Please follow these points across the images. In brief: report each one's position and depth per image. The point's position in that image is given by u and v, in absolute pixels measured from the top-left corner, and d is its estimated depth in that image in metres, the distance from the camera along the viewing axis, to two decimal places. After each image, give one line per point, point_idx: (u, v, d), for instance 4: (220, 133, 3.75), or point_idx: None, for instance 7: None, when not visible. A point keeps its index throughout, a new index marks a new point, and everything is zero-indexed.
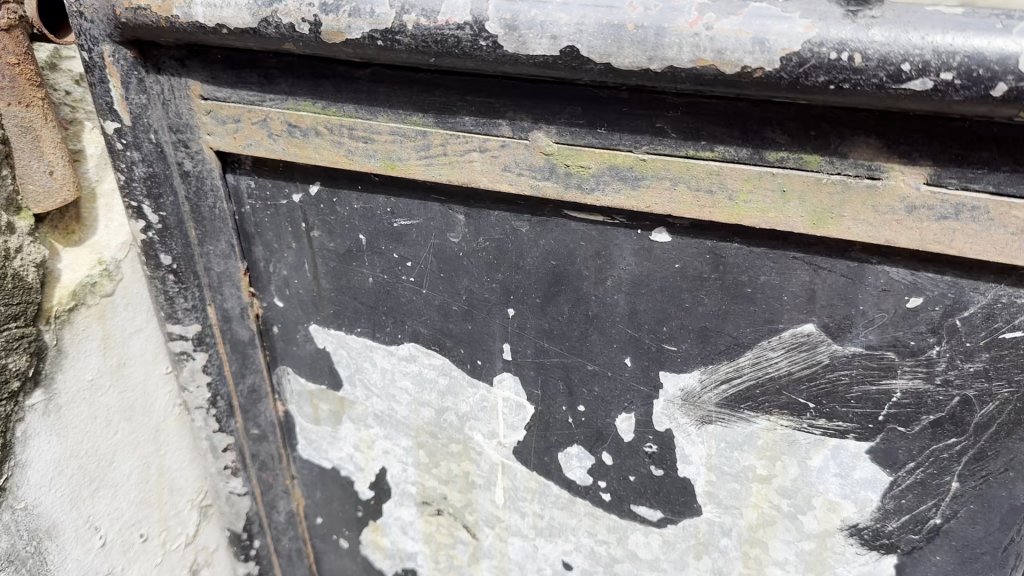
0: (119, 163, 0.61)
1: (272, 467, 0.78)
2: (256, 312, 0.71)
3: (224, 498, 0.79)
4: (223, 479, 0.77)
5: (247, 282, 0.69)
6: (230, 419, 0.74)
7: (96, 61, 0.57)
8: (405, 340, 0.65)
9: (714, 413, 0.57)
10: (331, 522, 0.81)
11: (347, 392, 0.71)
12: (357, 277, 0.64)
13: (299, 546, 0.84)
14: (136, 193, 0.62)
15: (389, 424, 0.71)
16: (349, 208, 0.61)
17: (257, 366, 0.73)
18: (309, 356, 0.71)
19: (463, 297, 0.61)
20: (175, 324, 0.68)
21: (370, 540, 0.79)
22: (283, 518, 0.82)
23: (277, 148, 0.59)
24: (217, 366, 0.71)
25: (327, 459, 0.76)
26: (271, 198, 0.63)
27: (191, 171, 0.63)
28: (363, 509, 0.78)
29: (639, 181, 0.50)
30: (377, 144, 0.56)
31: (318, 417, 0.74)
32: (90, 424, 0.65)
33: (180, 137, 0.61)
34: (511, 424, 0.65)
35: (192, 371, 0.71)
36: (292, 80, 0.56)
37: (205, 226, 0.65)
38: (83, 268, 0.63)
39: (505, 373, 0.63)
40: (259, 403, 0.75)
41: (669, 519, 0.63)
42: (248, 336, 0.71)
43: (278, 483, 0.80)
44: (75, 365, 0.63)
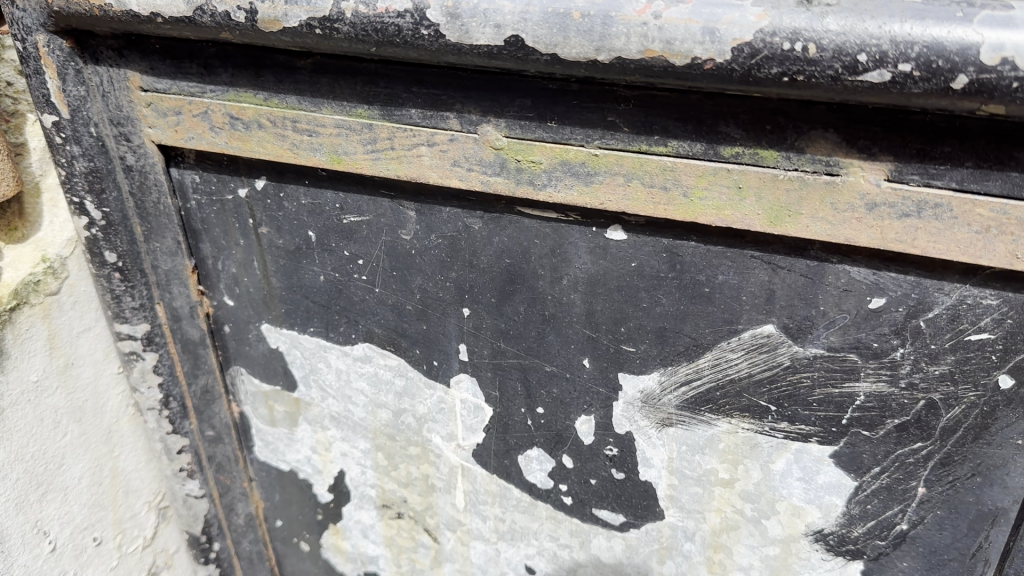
0: (60, 157, 0.58)
1: (229, 469, 0.76)
2: (206, 310, 0.69)
3: (181, 501, 0.76)
4: (179, 482, 0.75)
5: (196, 280, 0.67)
6: (184, 421, 0.72)
7: (31, 52, 0.54)
8: (359, 340, 0.63)
9: (674, 416, 0.55)
10: (290, 527, 0.79)
11: (303, 392, 0.69)
12: (309, 275, 0.62)
13: (259, 549, 0.82)
14: (78, 188, 0.60)
15: (346, 426, 0.69)
16: (297, 204, 0.58)
17: (210, 366, 0.71)
18: (263, 356, 0.68)
19: (416, 296, 0.59)
20: (123, 323, 0.66)
21: (332, 544, 0.77)
22: (242, 520, 0.79)
23: (220, 142, 0.56)
24: (168, 367, 0.69)
25: (285, 462, 0.74)
26: (217, 194, 0.61)
27: (134, 166, 0.60)
28: (323, 512, 0.75)
29: (592, 176, 0.48)
30: (323, 137, 0.53)
31: (274, 419, 0.72)
32: (37, 427, 0.63)
33: (122, 130, 0.59)
34: (469, 426, 0.63)
35: (143, 371, 0.68)
36: (232, 70, 0.53)
37: (150, 223, 0.63)
38: (25, 266, 0.61)
39: (461, 374, 0.61)
40: (214, 404, 0.73)
41: (632, 523, 0.62)
42: (198, 335, 0.69)
43: (236, 485, 0.78)
44: (20, 367, 0.61)
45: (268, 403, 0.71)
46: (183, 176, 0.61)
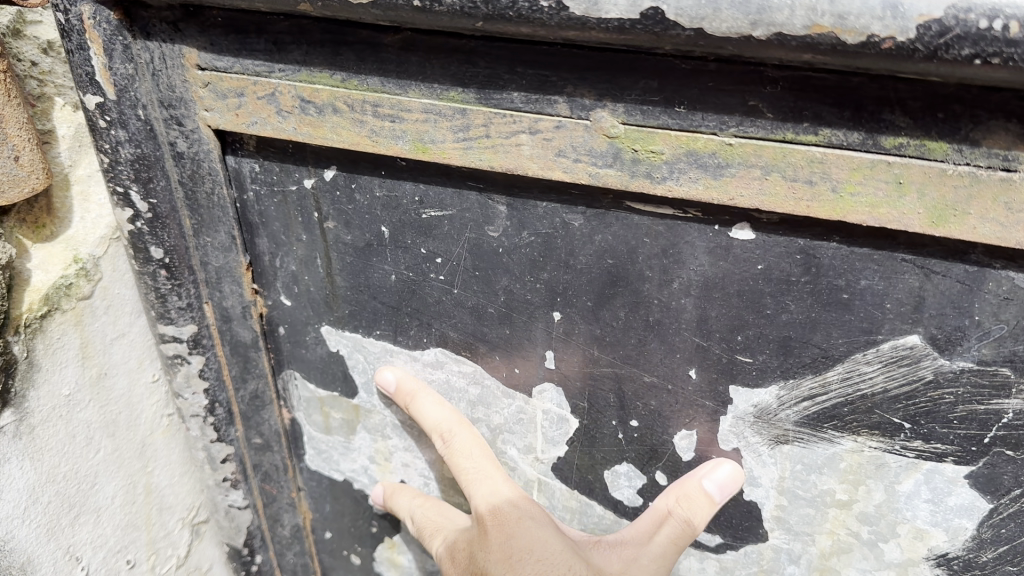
0: (103, 144, 0.52)
1: (276, 478, 0.71)
2: (260, 310, 0.62)
3: (223, 511, 0.72)
4: (222, 491, 0.70)
5: (250, 278, 0.61)
6: (230, 427, 0.67)
7: (76, 25, 0.48)
8: (431, 344, 0.58)
9: (791, 432, 0.50)
10: (340, 539, 0.74)
11: (363, 400, 0.64)
12: (378, 274, 0.56)
13: (305, 561, 0.76)
14: (123, 177, 0.54)
15: (409, 435, 0.64)
16: (369, 196, 0.53)
17: (260, 371, 0.65)
18: (321, 360, 0.63)
19: (501, 299, 0.53)
20: (168, 324, 0.60)
21: (386, 557, 0.73)
22: (288, 531, 0.74)
23: (287, 128, 0.50)
24: (215, 371, 0.63)
25: (339, 471, 0.70)
26: (277, 184, 0.55)
27: (186, 153, 0.54)
28: (378, 524, 0.71)
29: (724, 169, 0.42)
30: (406, 123, 0.47)
31: (329, 426, 0.67)
32: (67, 445, 0.57)
33: (172, 114, 0.52)
34: (551, 438, 0.58)
35: (188, 375, 0.63)
36: (306, 47, 0.47)
37: (201, 216, 0.57)
38: (56, 267, 0.55)
39: (546, 383, 0.55)
40: (263, 410, 0.67)
41: (728, 545, 0.57)
42: (250, 337, 0.63)
43: (282, 495, 0.72)
44: (50, 379, 0.55)
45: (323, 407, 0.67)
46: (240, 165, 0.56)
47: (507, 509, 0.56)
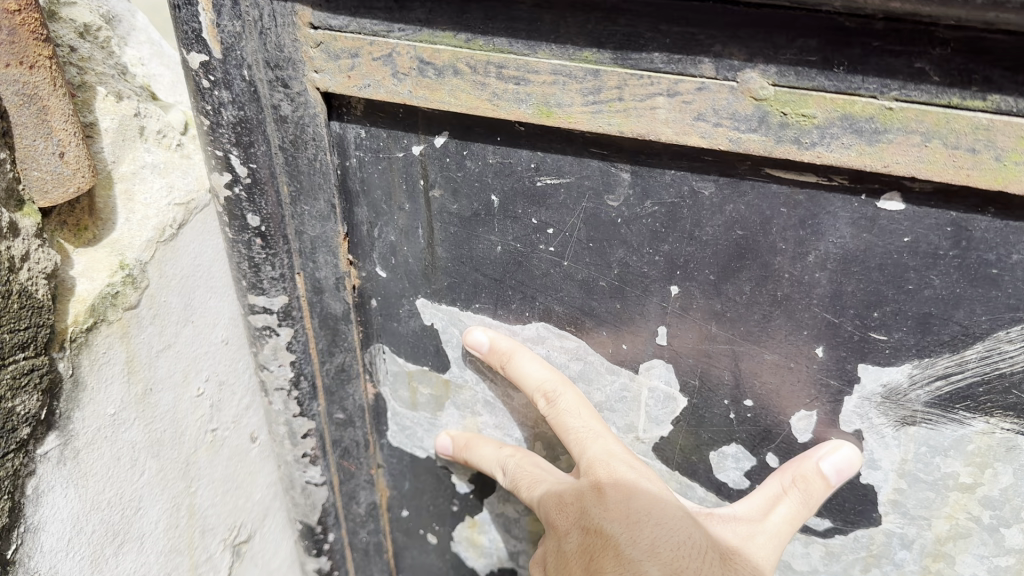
0: (205, 104, 0.51)
1: (355, 455, 0.70)
2: (352, 282, 0.61)
3: (300, 488, 0.70)
4: (300, 467, 0.68)
5: (345, 249, 0.59)
6: (313, 402, 0.65)
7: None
8: (532, 319, 0.56)
9: (920, 413, 0.49)
10: (418, 517, 0.73)
11: (454, 376, 0.63)
12: (483, 245, 0.55)
13: (378, 540, 0.75)
14: (223, 140, 0.52)
15: (500, 412, 0.63)
16: (482, 163, 0.51)
17: (349, 344, 0.63)
18: (413, 335, 0.63)
19: (614, 272, 0.51)
20: (259, 295, 0.59)
21: (465, 537, 0.71)
22: (363, 509, 0.73)
23: (402, 91, 0.48)
24: (303, 343, 0.62)
25: (422, 449, 0.69)
26: (383, 151, 0.54)
27: (290, 117, 0.52)
28: (459, 504, 0.70)
29: (880, 135, 0.40)
30: (533, 86, 0.45)
31: (416, 402, 0.66)
32: (114, 468, 0.51)
33: (279, 75, 0.51)
34: (654, 417, 0.57)
35: (275, 348, 0.61)
36: (430, 5, 0.45)
37: (301, 182, 0.55)
38: (102, 273, 0.48)
39: (654, 360, 0.54)
40: (347, 385, 0.66)
41: (838, 529, 0.55)
42: (341, 309, 0.61)
43: (360, 472, 0.71)
44: (96, 400, 0.48)
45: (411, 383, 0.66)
46: (346, 131, 0.54)
47: (624, 465, 0.52)
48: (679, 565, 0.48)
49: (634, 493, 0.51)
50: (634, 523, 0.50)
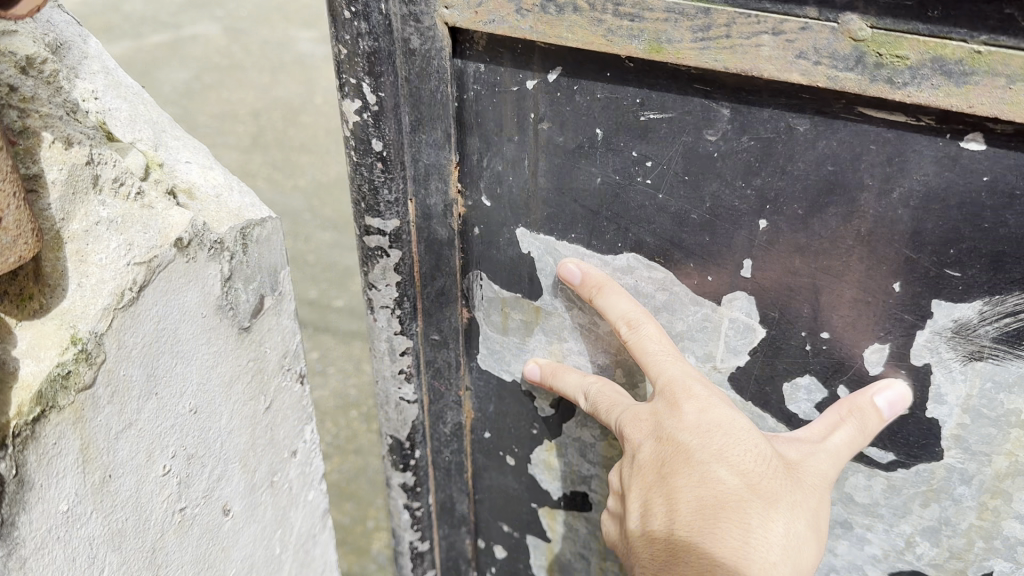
0: (345, 34, 0.57)
1: (446, 376, 0.76)
2: (459, 211, 0.66)
3: (392, 405, 0.76)
4: (395, 384, 0.75)
5: (456, 177, 0.64)
6: (412, 322, 0.71)
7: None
8: (625, 249, 0.61)
9: (987, 349, 0.52)
10: (497, 440, 0.79)
11: (545, 304, 0.68)
12: (584, 177, 0.59)
13: (460, 459, 0.82)
14: (357, 69, 0.58)
15: (586, 339, 0.68)
16: (591, 98, 0.56)
17: (451, 268, 0.69)
18: (509, 263, 0.67)
19: (706, 205, 0.56)
20: (374, 217, 0.65)
21: (542, 460, 0.77)
22: (449, 428, 0.79)
23: (524, 26, 0.54)
24: (408, 266, 0.68)
25: (508, 373, 0.74)
26: (499, 86, 0.59)
27: (418, 49, 0.58)
28: (539, 427, 0.75)
29: (967, 77, 0.44)
30: (646, 23, 0.50)
31: (506, 327, 0.71)
32: (69, 563, 0.47)
33: (412, 10, 0.57)
34: (733, 347, 0.61)
35: (385, 268, 0.68)
36: None
37: (422, 111, 0.61)
38: (50, 353, 0.45)
39: (738, 292, 0.58)
40: (446, 308, 0.71)
41: (901, 463, 0.59)
42: (447, 235, 0.67)
43: (450, 393, 0.77)
44: (48, 492, 0.45)
45: (502, 308, 0.70)
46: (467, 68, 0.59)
47: (700, 384, 0.57)
48: (748, 472, 0.53)
49: (709, 409, 0.56)
50: (707, 435, 0.55)
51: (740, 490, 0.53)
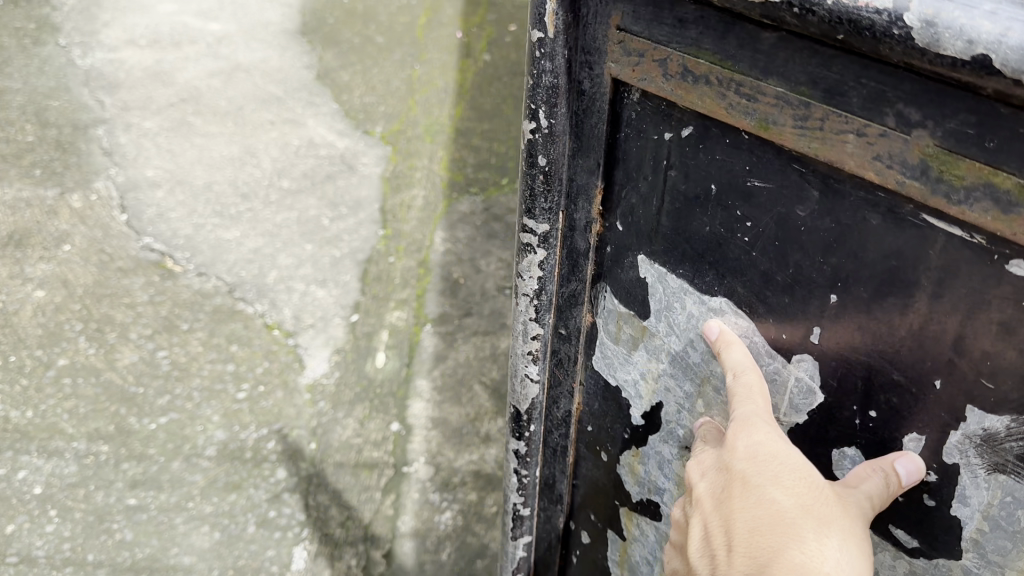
0: (533, 69, 0.69)
1: (566, 367, 0.86)
2: (597, 229, 0.76)
3: (518, 380, 0.88)
4: (523, 362, 0.86)
5: (599, 201, 0.75)
6: (546, 314, 0.83)
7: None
8: (719, 294, 0.68)
9: (1009, 465, 0.55)
10: (598, 434, 0.88)
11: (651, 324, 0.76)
12: (696, 223, 0.67)
13: (566, 445, 0.91)
14: (537, 99, 0.70)
15: (679, 364, 0.76)
16: (711, 157, 0.64)
17: (584, 276, 0.79)
18: (629, 282, 0.76)
19: (789, 271, 0.63)
20: (529, 219, 0.77)
21: (628, 464, 0.86)
22: (561, 414, 0.90)
23: (666, 88, 0.64)
24: (551, 265, 0.80)
25: (613, 378, 0.82)
26: (644, 132, 0.68)
27: (587, 91, 0.70)
28: (630, 433, 0.84)
29: (1013, 207, 0.49)
30: (759, 105, 0.59)
31: (619, 337, 0.80)
32: None
33: (588, 58, 0.69)
34: (795, 404, 0.67)
35: (531, 263, 0.79)
36: (701, 29, 0.59)
37: (582, 140, 0.73)
38: None
39: (804, 354, 0.65)
40: (575, 309, 0.82)
41: (923, 552, 0.62)
42: (584, 247, 0.78)
43: (567, 382, 0.87)
44: None
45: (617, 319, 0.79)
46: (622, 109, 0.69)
47: (763, 420, 0.65)
48: (798, 494, 0.61)
49: (765, 444, 0.63)
50: (761, 462, 0.63)
51: (786, 507, 0.60)
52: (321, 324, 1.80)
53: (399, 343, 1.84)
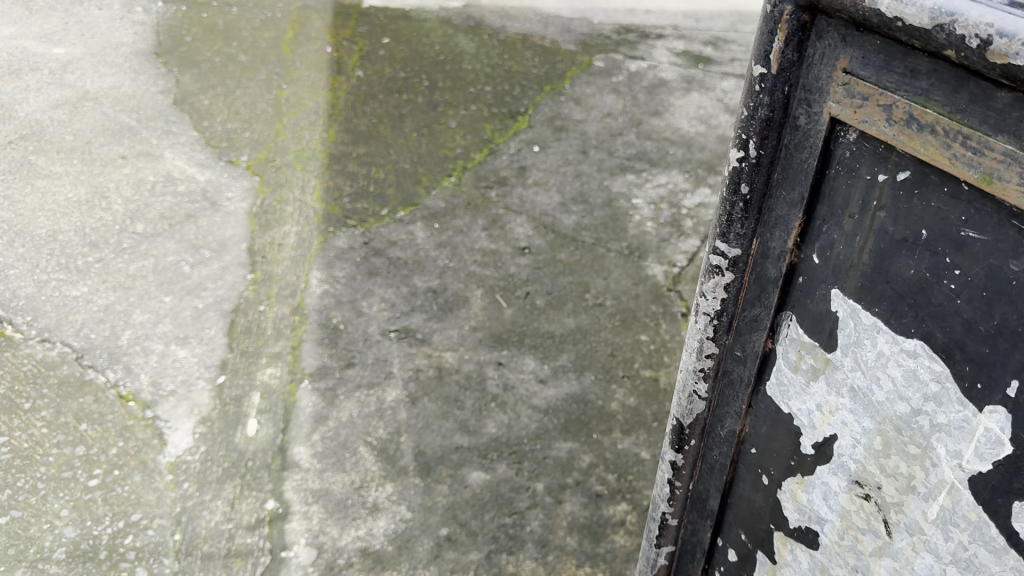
0: (750, 101, 1.34)
1: (736, 389, 1.62)
2: (786, 258, 1.42)
3: (690, 390, 1.70)
4: (697, 378, 1.67)
5: (794, 234, 1.39)
6: (722, 336, 1.59)
7: (778, 18, 1.24)
8: (915, 340, 1.26)
9: None
10: (755, 454, 1.65)
11: (835, 360, 1.39)
12: (901, 264, 1.24)
13: (726, 462, 1.72)
14: (750, 132, 1.36)
15: (857, 399, 1.38)
16: (930, 187, 1.17)
17: (766, 304, 1.49)
18: (810, 311, 1.41)
19: (996, 321, 1.15)
20: (724, 245, 1.49)
21: (791, 488, 1.59)
22: (726, 432, 1.69)
23: (889, 131, 1.18)
24: (734, 289, 1.53)
25: (787, 407, 1.53)
26: (855, 171, 1.27)
27: (800, 125, 1.31)
28: (790, 463, 1.57)
29: None
30: (983, 162, 1.08)
31: (798, 366, 1.47)
32: None
33: (807, 96, 1.28)
34: (981, 453, 1.21)
35: (717, 283, 1.54)
36: (929, 82, 1.10)
37: (789, 168, 1.35)
38: None
39: (998, 412, 1.17)
40: (752, 332, 1.54)
41: None
42: (770, 275, 1.46)
43: (734, 405, 1.65)
44: None
45: (800, 352, 1.46)
46: (839, 145, 1.27)
47: None
48: None
49: None
50: None
51: None
52: (182, 391, 3.45)
53: (269, 408, 3.42)
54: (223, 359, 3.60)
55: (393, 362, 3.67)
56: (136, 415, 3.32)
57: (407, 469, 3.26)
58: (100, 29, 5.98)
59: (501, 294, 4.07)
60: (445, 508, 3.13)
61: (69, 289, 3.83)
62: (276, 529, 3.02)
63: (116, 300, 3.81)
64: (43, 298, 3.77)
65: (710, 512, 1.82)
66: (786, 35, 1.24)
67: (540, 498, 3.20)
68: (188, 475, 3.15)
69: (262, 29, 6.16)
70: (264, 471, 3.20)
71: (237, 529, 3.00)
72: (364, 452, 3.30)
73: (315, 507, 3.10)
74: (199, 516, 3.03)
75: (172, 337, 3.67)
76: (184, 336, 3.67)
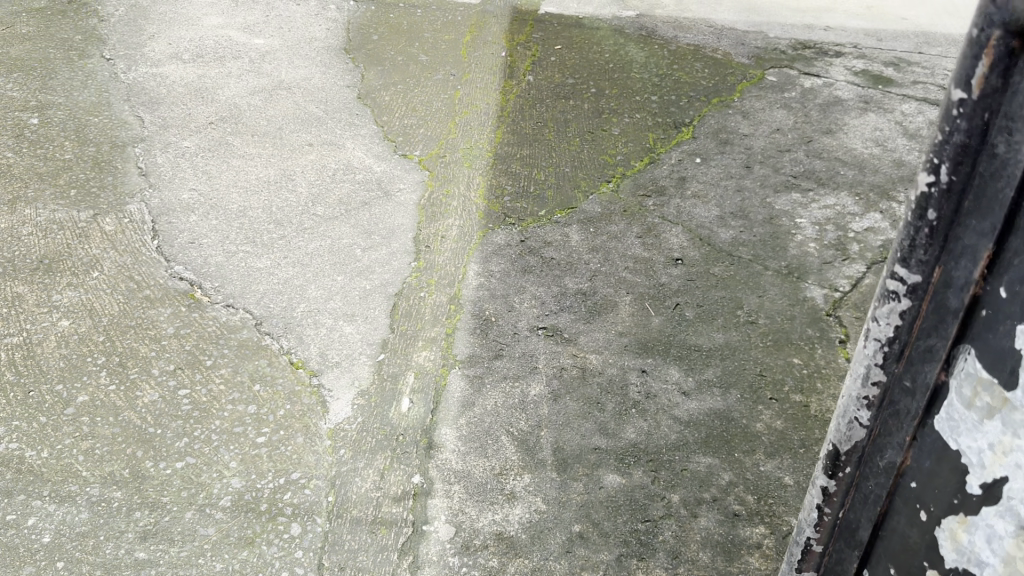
0: (944, 127, 1.09)
1: (901, 420, 1.28)
2: (977, 282, 1.10)
3: (848, 416, 1.37)
4: (858, 404, 1.34)
5: (987, 255, 1.08)
6: (893, 365, 1.27)
7: (985, 42, 1.02)
8: None
9: None
10: (912, 505, 1.28)
11: (1016, 401, 1.05)
12: None
13: (880, 499, 1.35)
14: (942, 157, 1.11)
15: None
16: None
17: (946, 333, 1.17)
18: (999, 352, 1.08)
19: None
20: (902, 270, 1.20)
21: (957, 547, 1.19)
22: (882, 466, 1.33)
23: None
24: (914, 316, 1.21)
25: (957, 443, 1.17)
26: None
27: (1002, 155, 1.04)
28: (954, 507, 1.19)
29: None
30: None
31: (975, 400, 1.13)
32: None
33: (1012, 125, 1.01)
34: None
35: (890, 309, 1.24)
36: None
37: (994, 180, 1.05)
38: None
39: None
40: (926, 362, 1.21)
41: None
42: (954, 302, 1.14)
43: (899, 436, 1.29)
44: None
45: (975, 388, 1.13)
46: None
47: None
48: None
49: None
50: None
51: None
52: (347, 363, 3.70)
53: (422, 388, 3.60)
54: (383, 338, 3.81)
55: (539, 359, 3.75)
56: (304, 382, 3.58)
57: (545, 463, 3.33)
58: (296, 23, 6.49)
59: (651, 302, 4.07)
60: (579, 505, 3.16)
61: (254, 261, 4.18)
62: (420, 503, 3.16)
63: (294, 275, 4.12)
64: (230, 267, 4.13)
65: (860, 544, 1.41)
66: (994, 61, 1.01)
67: (675, 509, 3.17)
68: (344, 442, 3.36)
69: (442, 31, 6.47)
70: (412, 448, 3.36)
71: (384, 499, 3.17)
72: (505, 440, 3.40)
73: (456, 487, 3.23)
74: (351, 482, 3.22)
75: (341, 313, 3.92)
76: (351, 314, 3.92)
